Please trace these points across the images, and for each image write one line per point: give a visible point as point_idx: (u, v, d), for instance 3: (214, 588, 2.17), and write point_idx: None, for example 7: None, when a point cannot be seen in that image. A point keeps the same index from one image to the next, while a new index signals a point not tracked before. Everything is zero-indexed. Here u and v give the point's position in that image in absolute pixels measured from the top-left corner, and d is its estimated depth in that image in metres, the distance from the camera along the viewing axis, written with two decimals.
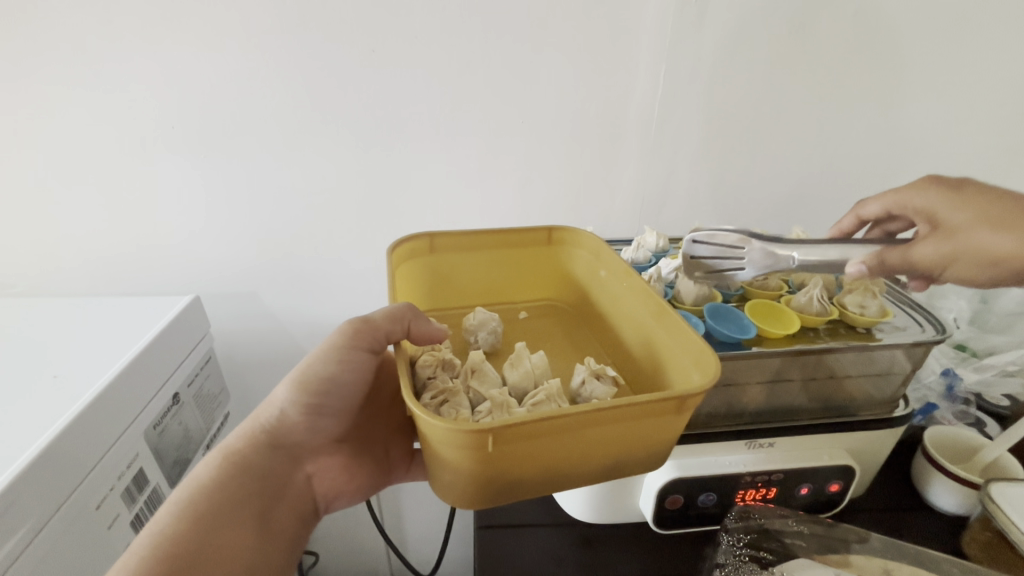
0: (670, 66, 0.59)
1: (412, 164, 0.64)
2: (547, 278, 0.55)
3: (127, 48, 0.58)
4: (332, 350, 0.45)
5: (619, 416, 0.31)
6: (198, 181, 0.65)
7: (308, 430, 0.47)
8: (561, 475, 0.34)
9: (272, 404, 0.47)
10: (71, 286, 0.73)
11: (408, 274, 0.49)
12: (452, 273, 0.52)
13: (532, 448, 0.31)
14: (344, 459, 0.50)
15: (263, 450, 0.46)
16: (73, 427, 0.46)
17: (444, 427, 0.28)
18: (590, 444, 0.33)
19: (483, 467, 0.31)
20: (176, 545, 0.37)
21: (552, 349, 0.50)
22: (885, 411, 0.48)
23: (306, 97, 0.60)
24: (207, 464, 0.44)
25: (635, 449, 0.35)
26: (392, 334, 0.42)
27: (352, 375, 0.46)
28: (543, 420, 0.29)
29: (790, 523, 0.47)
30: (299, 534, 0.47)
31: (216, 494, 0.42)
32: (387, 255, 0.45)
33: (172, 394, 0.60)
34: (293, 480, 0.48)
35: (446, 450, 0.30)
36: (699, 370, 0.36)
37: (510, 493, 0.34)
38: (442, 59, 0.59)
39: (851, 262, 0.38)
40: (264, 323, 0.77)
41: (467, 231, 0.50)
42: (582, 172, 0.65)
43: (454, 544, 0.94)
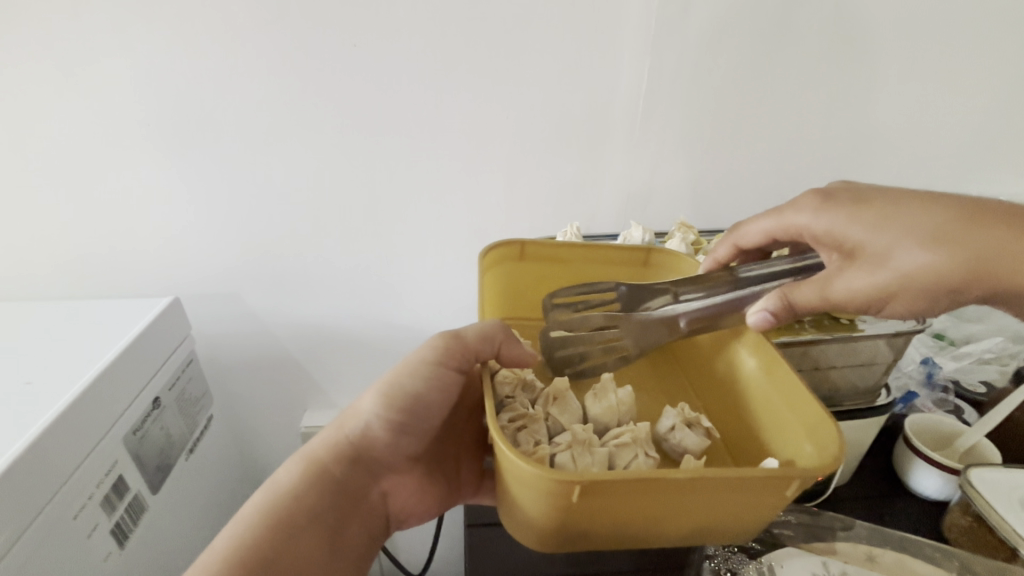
0: (654, 60, 0.59)
1: (395, 161, 0.64)
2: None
3: (97, 45, 0.56)
4: (423, 366, 0.44)
5: (721, 487, 0.30)
6: (176, 181, 0.64)
7: (389, 445, 0.46)
8: (641, 531, 0.34)
9: (357, 414, 0.46)
10: (45, 290, 0.71)
11: (496, 280, 0.49)
12: (540, 285, 0.51)
13: (619, 504, 0.31)
14: (419, 478, 0.49)
15: (346, 463, 0.45)
16: (48, 435, 0.45)
17: (537, 472, 0.28)
18: (681, 508, 0.32)
19: (561, 512, 0.31)
20: (247, 552, 0.37)
21: (631, 377, 0.49)
22: (867, 401, 0.49)
23: (285, 94, 0.59)
24: (289, 469, 0.44)
25: (726, 518, 0.34)
26: (481, 352, 0.43)
27: (438, 395, 0.45)
28: (639, 481, 0.29)
29: (778, 513, 0.47)
30: (368, 553, 0.46)
31: (293, 503, 0.41)
32: (479, 259, 0.46)
33: (153, 398, 0.58)
34: (369, 496, 0.46)
35: (527, 489, 0.31)
36: (812, 440, 0.34)
37: (583, 540, 0.34)
38: (423, 53, 0.58)
39: (755, 313, 0.39)
40: (246, 324, 0.75)
41: (558, 242, 0.49)
42: (567, 167, 0.65)
43: (444, 543, 0.94)
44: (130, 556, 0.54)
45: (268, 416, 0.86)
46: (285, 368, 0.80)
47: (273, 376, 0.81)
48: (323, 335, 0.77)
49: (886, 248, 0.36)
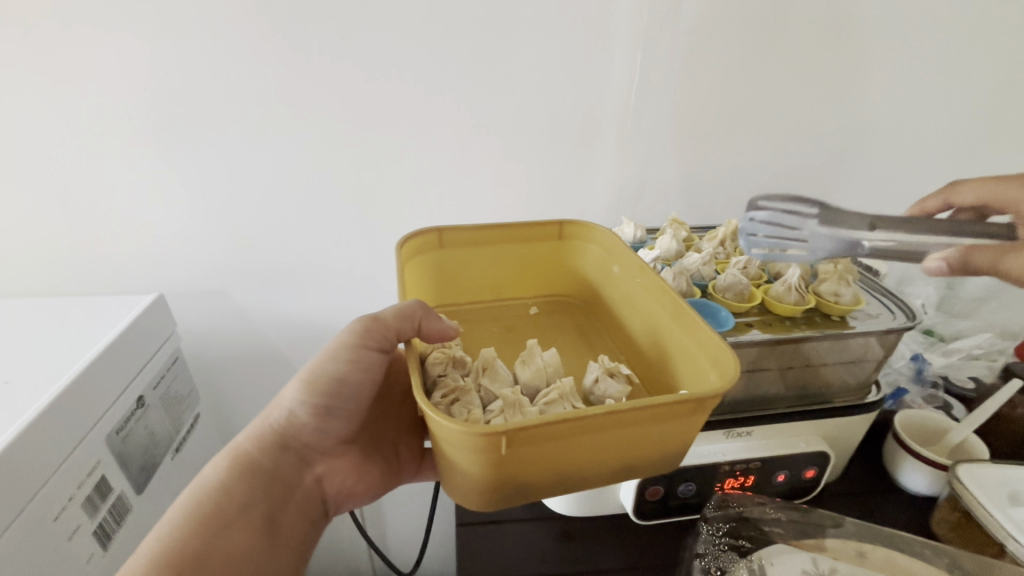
0: (646, 54, 0.58)
1: (387, 158, 0.63)
2: (558, 272, 0.54)
3: (76, 35, 0.55)
4: (342, 349, 0.44)
5: (636, 417, 0.30)
6: (161, 177, 0.62)
7: (316, 432, 0.46)
8: (574, 477, 0.34)
9: (280, 405, 0.46)
10: (26, 288, 0.69)
11: (417, 269, 0.48)
12: (459, 268, 0.51)
13: (547, 450, 0.31)
14: (354, 459, 0.49)
15: (272, 452, 0.45)
16: (28, 434, 0.44)
17: (457, 429, 0.28)
18: (606, 445, 0.32)
19: (494, 470, 0.31)
20: (180, 547, 0.37)
21: (562, 345, 0.49)
22: (858, 397, 0.49)
23: (271, 89, 0.58)
24: (215, 465, 0.43)
25: (651, 450, 0.34)
26: (402, 331, 0.41)
27: (361, 375, 0.44)
28: (558, 421, 0.28)
29: (768, 510, 0.48)
30: (308, 537, 0.46)
31: (222, 497, 0.41)
32: (396, 249, 0.44)
33: (136, 397, 0.57)
34: (303, 482, 0.46)
35: (457, 451, 0.30)
36: (717, 369, 0.35)
37: (521, 494, 0.34)
38: (413, 48, 0.57)
39: (929, 259, 0.34)
40: (235, 323, 0.74)
41: (475, 224, 0.49)
42: (559, 164, 0.65)
43: (435, 542, 0.94)
44: (114, 556, 0.53)
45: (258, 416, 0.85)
46: (275, 367, 0.80)
47: (263, 375, 0.80)
48: (312, 334, 0.76)
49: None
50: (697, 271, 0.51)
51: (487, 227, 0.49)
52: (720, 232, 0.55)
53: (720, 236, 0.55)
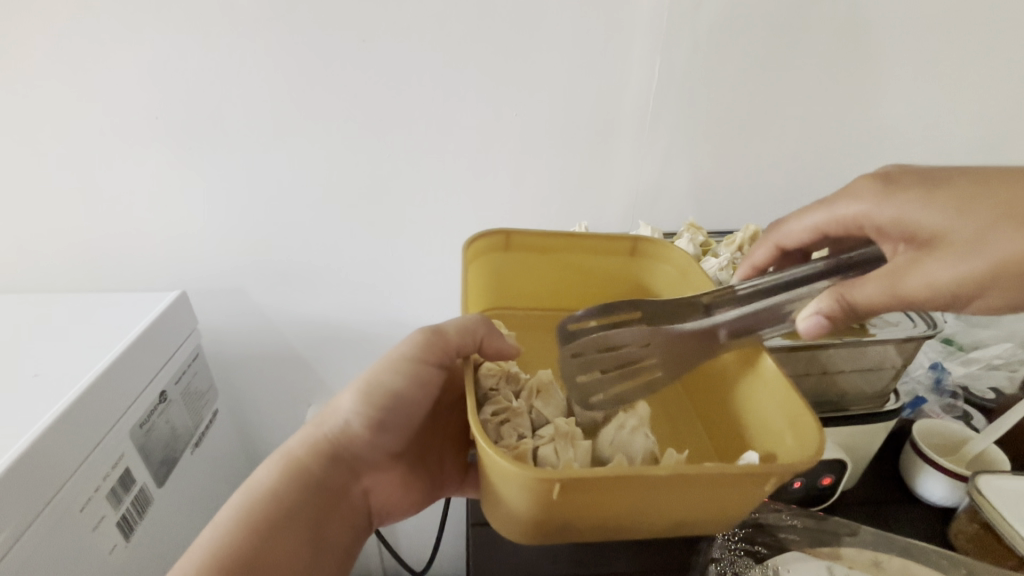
0: (664, 59, 0.58)
1: (404, 159, 0.64)
2: (620, 284, 0.53)
3: (105, 37, 0.56)
4: (402, 361, 0.45)
5: (698, 482, 0.30)
6: (183, 176, 0.64)
7: (368, 442, 0.47)
8: (621, 525, 0.34)
9: (335, 413, 0.46)
10: (52, 282, 0.71)
11: (482, 268, 0.49)
12: (521, 274, 0.52)
13: (599, 499, 0.31)
14: (400, 472, 0.50)
15: (324, 460, 0.45)
16: (57, 427, 0.45)
17: (518, 471, 0.29)
18: (659, 501, 0.32)
19: (543, 509, 0.31)
20: (230, 555, 0.38)
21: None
22: (876, 405, 0.49)
23: (293, 91, 0.59)
24: (267, 470, 0.44)
25: (706, 510, 0.34)
26: (462, 347, 0.42)
27: (416, 390, 0.46)
28: (618, 477, 0.28)
29: (783, 517, 0.47)
30: (351, 550, 0.46)
31: (274, 502, 0.41)
32: (464, 250, 0.45)
33: (159, 392, 0.58)
34: (351, 494, 0.47)
35: (510, 486, 0.31)
36: (794, 433, 0.34)
37: (564, 532, 0.34)
38: (432, 52, 0.58)
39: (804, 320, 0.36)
40: (253, 320, 0.76)
41: (547, 232, 0.49)
42: (576, 167, 0.65)
43: (449, 539, 0.94)
44: (136, 547, 0.54)
45: (272, 412, 0.86)
46: (290, 363, 0.81)
47: (280, 372, 0.82)
48: (328, 332, 0.77)
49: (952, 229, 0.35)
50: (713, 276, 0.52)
51: (558, 237, 0.49)
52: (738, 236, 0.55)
53: (738, 240, 0.55)
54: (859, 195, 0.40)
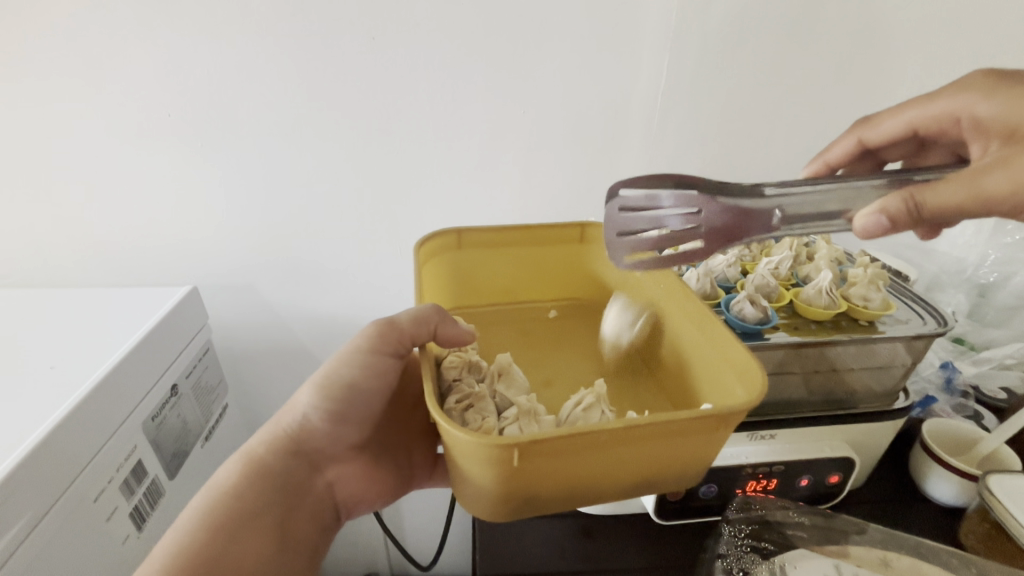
0: (673, 57, 0.58)
1: (413, 156, 0.64)
2: (579, 278, 0.54)
3: (122, 35, 0.57)
4: (356, 354, 0.45)
5: (651, 432, 0.31)
6: (195, 173, 0.65)
7: (329, 437, 0.47)
8: (590, 489, 0.34)
9: (294, 407, 0.46)
10: (68, 277, 0.72)
11: (435, 269, 0.48)
12: (479, 272, 0.51)
13: (560, 463, 0.31)
14: (364, 464, 0.50)
15: (283, 455, 0.45)
16: (72, 419, 0.46)
17: (472, 440, 0.28)
18: (620, 458, 0.32)
19: (505, 480, 0.31)
20: (191, 554, 0.37)
21: (576, 355, 0.50)
22: (886, 404, 0.48)
23: (306, 88, 0.60)
24: (227, 469, 0.44)
25: (667, 464, 0.34)
26: (417, 337, 0.43)
27: (373, 381, 0.46)
28: (574, 435, 0.29)
29: (791, 515, 0.47)
30: (319, 544, 0.47)
31: (235, 499, 0.41)
32: (416, 250, 0.45)
33: (170, 385, 0.59)
34: (315, 487, 0.47)
35: (472, 460, 0.31)
36: (744, 385, 0.35)
37: (533, 507, 0.34)
38: (441, 50, 0.58)
39: (861, 216, 0.32)
40: (263, 316, 0.76)
41: (496, 227, 0.49)
42: (584, 165, 0.65)
43: (456, 535, 0.95)
44: (148, 538, 0.55)
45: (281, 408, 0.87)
46: (299, 359, 0.81)
47: (289, 368, 0.82)
48: (337, 329, 0.78)
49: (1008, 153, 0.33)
50: (721, 273, 0.51)
51: (509, 231, 0.50)
52: None
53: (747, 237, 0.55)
54: (969, 88, 0.41)
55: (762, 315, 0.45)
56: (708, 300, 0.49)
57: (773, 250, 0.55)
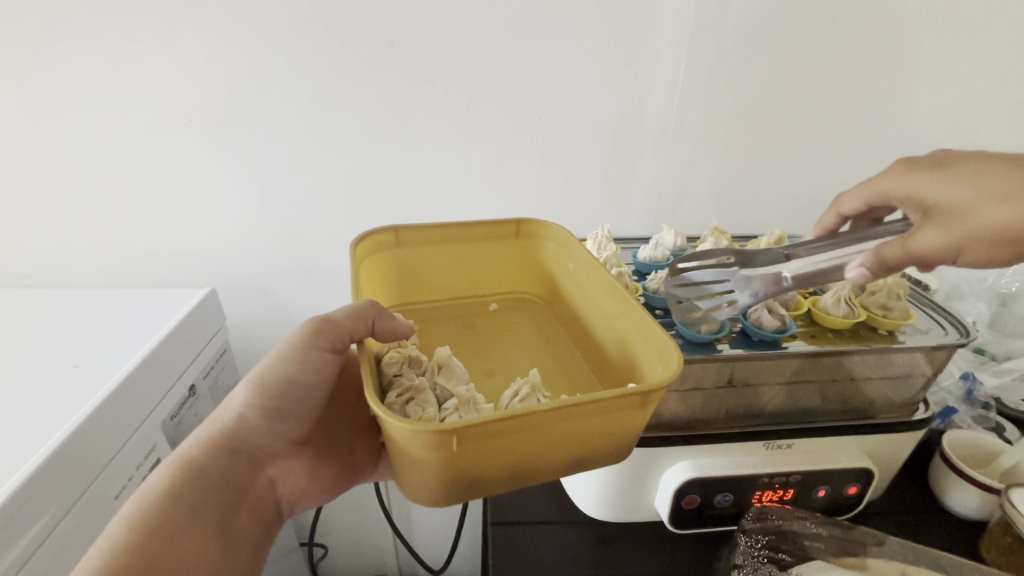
0: (688, 62, 0.59)
1: (429, 160, 0.64)
2: (523, 271, 0.53)
3: (147, 40, 0.58)
4: (291, 350, 0.45)
5: (579, 412, 0.31)
6: (214, 175, 0.65)
7: (266, 433, 0.46)
8: (528, 472, 0.34)
9: (229, 407, 0.46)
10: (88, 277, 0.73)
11: (374, 268, 0.48)
12: (421, 269, 0.50)
13: (497, 446, 0.31)
14: (306, 461, 0.49)
15: (221, 456, 0.45)
16: (94, 417, 0.47)
17: (409, 428, 0.28)
18: (554, 439, 0.32)
19: (445, 468, 0.31)
20: (129, 555, 0.36)
21: (522, 344, 0.50)
22: (904, 414, 0.48)
23: (325, 93, 0.61)
24: (160, 474, 0.42)
25: (607, 442, 0.34)
26: (355, 332, 0.42)
27: (314, 377, 0.46)
28: (508, 418, 0.29)
29: (808, 525, 0.47)
30: (261, 543, 0.46)
31: (170, 501, 0.40)
32: (350, 249, 0.43)
33: (189, 385, 0.60)
34: (255, 484, 0.46)
35: (411, 451, 0.30)
36: (663, 363, 0.35)
37: (475, 492, 0.34)
38: (459, 55, 0.59)
39: (849, 267, 0.37)
40: (278, 319, 0.77)
41: (435, 223, 0.49)
42: (600, 170, 0.65)
43: (466, 538, 0.95)
44: None
45: None
46: None
47: None
48: None
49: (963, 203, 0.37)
50: None
51: (446, 228, 0.49)
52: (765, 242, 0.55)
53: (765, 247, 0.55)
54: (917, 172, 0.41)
55: (781, 324, 0.45)
56: None
57: None
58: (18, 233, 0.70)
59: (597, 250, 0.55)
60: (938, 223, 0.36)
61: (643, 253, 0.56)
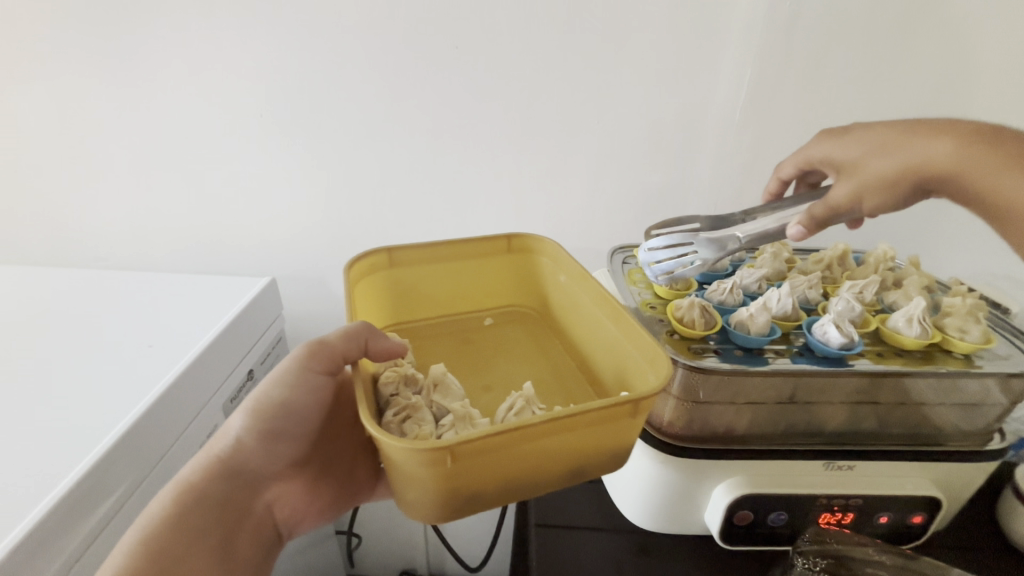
0: (755, 70, 0.58)
1: (484, 160, 0.65)
2: (521, 286, 0.54)
3: (225, 37, 0.61)
4: (288, 374, 0.47)
5: (572, 424, 0.32)
6: (277, 168, 0.68)
7: (263, 456, 0.48)
8: (523, 484, 0.35)
9: (226, 432, 0.47)
10: (155, 262, 0.77)
11: (369, 290, 0.48)
12: (416, 285, 0.51)
13: (493, 460, 0.32)
14: (304, 483, 0.51)
15: (219, 480, 0.46)
16: (165, 397, 0.50)
17: (406, 447, 0.29)
18: (547, 450, 0.33)
19: (441, 485, 0.32)
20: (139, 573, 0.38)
21: (519, 357, 0.50)
22: (978, 443, 0.45)
23: (389, 92, 0.62)
24: (161, 499, 0.43)
25: (599, 451, 0.35)
26: (349, 352, 0.43)
27: (306, 399, 0.47)
28: (502, 432, 0.30)
29: (871, 552, 0.45)
30: (261, 562, 0.48)
31: (173, 526, 0.42)
32: (345, 271, 0.44)
33: (247, 371, 0.62)
34: (254, 508, 0.48)
35: (408, 469, 0.31)
36: (654, 372, 0.37)
37: (474, 506, 0.34)
38: (521, 58, 0.60)
39: (790, 226, 0.44)
40: (330, 311, 0.79)
41: (424, 242, 0.49)
42: (656, 176, 0.65)
43: (503, 538, 0.95)
44: None
45: None
46: None
47: None
48: None
49: (856, 157, 0.43)
50: (803, 294, 0.50)
51: (440, 245, 0.50)
52: (826, 254, 0.54)
53: (826, 259, 0.54)
54: (825, 140, 0.48)
55: (848, 340, 0.43)
56: (788, 321, 0.47)
57: (857, 273, 0.53)
58: (96, 216, 0.74)
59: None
60: (846, 178, 0.42)
61: None
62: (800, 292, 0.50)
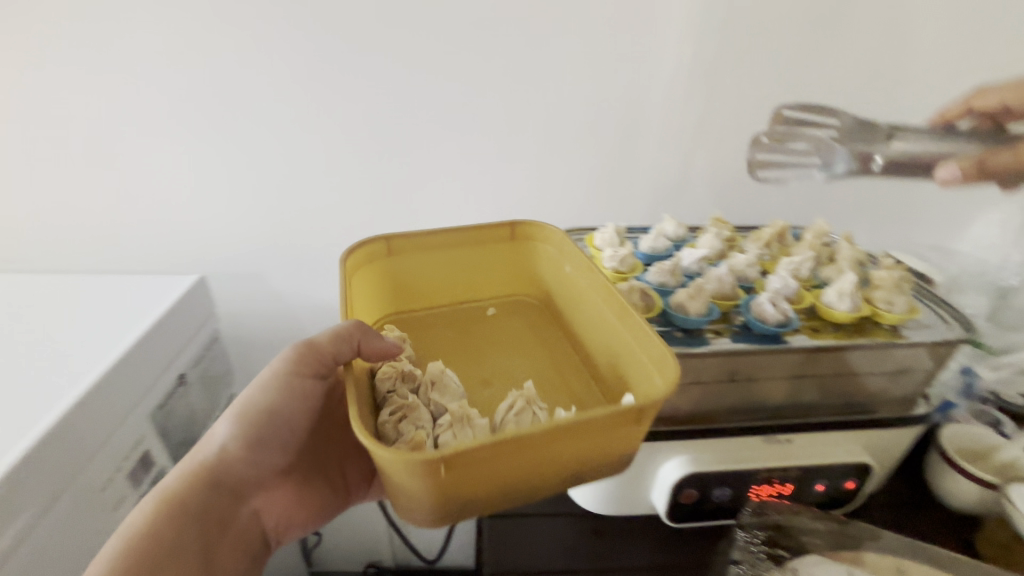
0: (693, 49, 0.58)
1: (423, 145, 0.63)
2: (525, 274, 0.52)
3: (130, 14, 0.56)
4: (277, 376, 0.45)
5: (573, 431, 0.30)
6: (201, 158, 0.63)
7: (250, 464, 0.45)
8: (520, 489, 0.33)
9: (211, 440, 0.45)
10: (71, 262, 0.71)
11: (363, 280, 0.45)
12: (416, 275, 0.49)
13: (490, 469, 0.30)
14: (292, 489, 0.48)
15: (204, 489, 0.43)
16: (78, 409, 0.46)
17: (397, 458, 0.27)
18: (547, 458, 0.32)
19: (434, 494, 0.30)
20: None
21: (516, 349, 0.48)
22: (904, 408, 0.47)
23: (316, 76, 0.59)
24: (141, 508, 0.40)
25: (600, 455, 0.34)
26: (339, 352, 0.40)
27: (295, 404, 0.46)
28: (499, 443, 0.28)
29: (808, 520, 0.47)
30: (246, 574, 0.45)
31: (152, 540, 0.38)
32: (342, 260, 0.42)
33: (177, 375, 0.58)
34: (239, 517, 0.45)
35: (400, 477, 0.29)
36: (661, 373, 0.36)
37: (467, 511, 0.33)
38: (456, 37, 0.57)
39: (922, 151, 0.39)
40: (269, 308, 0.75)
41: (429, 229, 0.47)
42: (599, 157, 0.64)
43: (464, 526, 0.95)
44: None
45: None
46: None
47: None
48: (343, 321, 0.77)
49: None
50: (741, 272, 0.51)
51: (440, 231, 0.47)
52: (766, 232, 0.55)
53: (766, 237, 0.55)
54: None
55: (783, 318, 0.44)
56: (727, 301, 0.47)
57: (792, 249, 0.54)
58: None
59: (607, 246, 0.53)
60: None
61: (642, 244, 0.54)
62: (738, 272, 0.50)
